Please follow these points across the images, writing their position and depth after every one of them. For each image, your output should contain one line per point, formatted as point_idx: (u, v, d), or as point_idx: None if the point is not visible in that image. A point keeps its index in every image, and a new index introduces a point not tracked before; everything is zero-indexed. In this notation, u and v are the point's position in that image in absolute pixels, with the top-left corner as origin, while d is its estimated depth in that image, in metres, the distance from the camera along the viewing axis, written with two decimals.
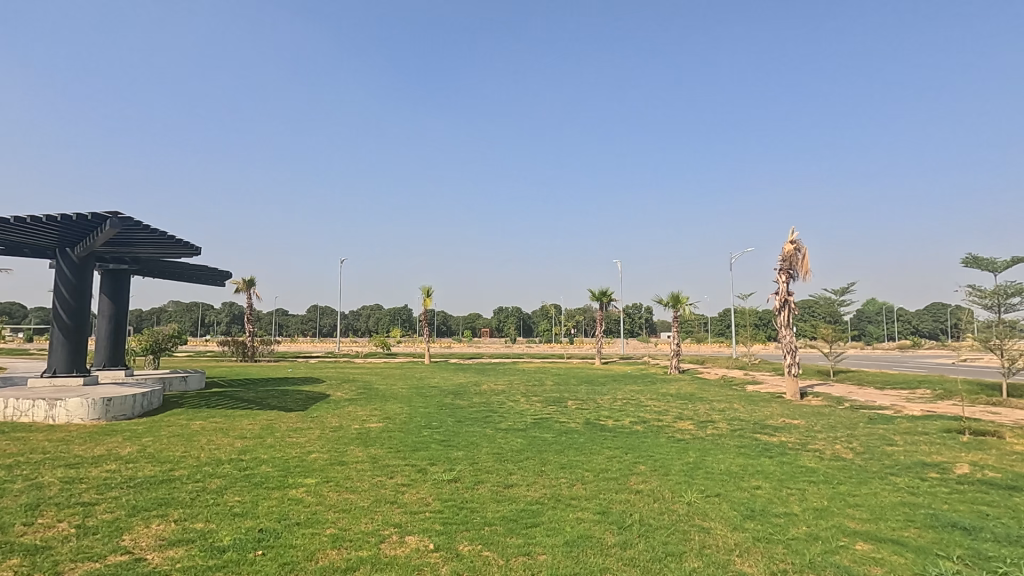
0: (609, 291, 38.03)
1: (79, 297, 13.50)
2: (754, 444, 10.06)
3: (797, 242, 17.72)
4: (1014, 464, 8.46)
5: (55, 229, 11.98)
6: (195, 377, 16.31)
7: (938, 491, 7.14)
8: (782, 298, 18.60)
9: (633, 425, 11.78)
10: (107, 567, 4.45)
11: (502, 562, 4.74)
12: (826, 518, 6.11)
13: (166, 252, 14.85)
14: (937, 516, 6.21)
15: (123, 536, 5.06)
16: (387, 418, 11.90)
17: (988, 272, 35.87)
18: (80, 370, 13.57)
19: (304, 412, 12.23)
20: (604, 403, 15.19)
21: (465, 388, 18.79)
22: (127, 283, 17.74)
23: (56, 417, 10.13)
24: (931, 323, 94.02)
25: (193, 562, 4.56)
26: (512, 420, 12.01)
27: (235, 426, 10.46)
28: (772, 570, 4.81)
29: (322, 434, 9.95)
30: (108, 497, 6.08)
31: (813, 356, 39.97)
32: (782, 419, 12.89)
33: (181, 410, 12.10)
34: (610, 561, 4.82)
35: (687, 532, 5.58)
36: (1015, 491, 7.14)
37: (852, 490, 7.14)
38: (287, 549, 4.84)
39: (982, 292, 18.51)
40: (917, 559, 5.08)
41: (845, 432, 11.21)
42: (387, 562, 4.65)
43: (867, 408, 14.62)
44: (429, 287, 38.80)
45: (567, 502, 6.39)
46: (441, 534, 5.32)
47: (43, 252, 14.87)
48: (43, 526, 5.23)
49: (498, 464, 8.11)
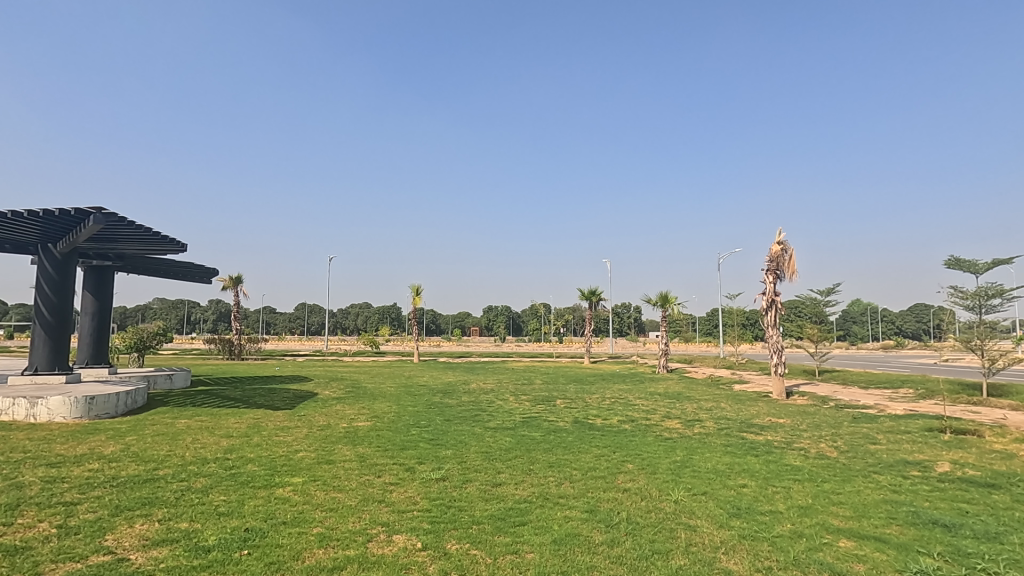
0: (598, 291, 38.19)
1: (62, 294, 13.28)
2: (741, 443, 10.11)
3: (783, 242, 17.89)
4: (993, 463, 8.62)
5: (37, 224, 11.71)
6: (181, 375, 16.11)
7: (919, 489, 7.26)
8: (769, 298, 18.71)
9: (622, 423, 11.84)
10: (88, 566, 4.40)
11: (491, 561, 4.75)
12: (810, 516, 6.18)
13: (152, 249, 14.61)
14: (918, 513, 6.30)
15: (106, 536, 4.99)
16: (375, 417, 11.79)
17: (968, 273, 36.77)
18: (61, 368, 13.31)
19: (291, 412, 12.09)
20: (593, 402, 15.17)
21: (455, 386, 18.75)
22: (110, 279, 17.39)
23: (38, 415, 9.97)
24: (914, 325, 95.85)
25: (177, 562, 4.51)
26: (500, 420, 11.96)
27: (222, 424, 10.35)
28: (757, 567, 4.86)
29: (309, 433, 9.86)
30: (91, 496, 6.00)
31: (799, 356, 40.31)
32: (769, 418, 12.96)
33: (165, 409, 11.91)
34: (597, 559, 4.84)
35: (673, 530, 5.62)
36: (992, 489, 7.29)
37: (836, 488, 7.25)
38: (273, 548, 4.80)
39: (964, 293, 18.82)
40: (899, 556, 5.16)
41: (829, 431, 11.33)
42: (375, 562, 4.63)
43: (850, 408, 14.78)
44: (418, 286, 38.61)
45: (555, 501, 6.41)
46: (429, 533, 5.30)
47: (26, 248, 14.65)
48: (23, 526, 5.15)
49: (487, 463, 8.10)
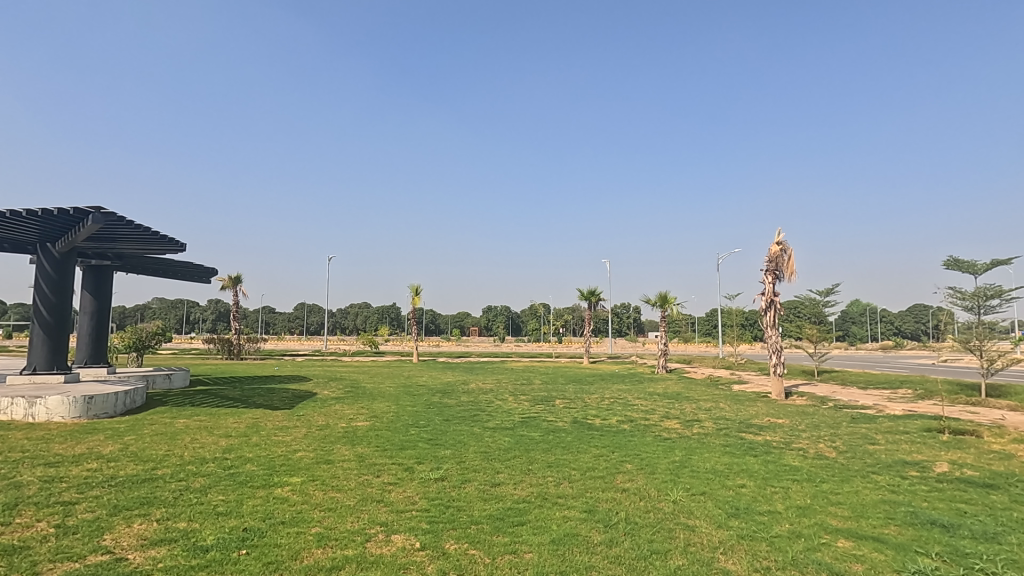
0: (598, 291, 38.20)
1: (61, 294, 13.26)
2: (740, 443, 10.13)
3: (782, 243, 17.89)
4: (992, 464, 8.62)
5: (37, 224, 11.72)
6: (179, 375, 16.08)
7: (917, 489, 7.27)
8: (769, 298, 18.71)
9: (621, 423, 11.85)
10: (85, 566, 4.39)
11: (489, 561, 4.75)
12: (808, 516, 6.18)
13: (152, 249, 14.61)
14: (917, 514, 6.30)
15: (104, 536, 4.98)
16: (374, 417, 11.78)
17: (967, 274, 36.80)
18: (61, 368, 13.30)
19: (290, 412, 12.07)
20: (592, 402, 15.15)
21: (454, 387, 18.71)
22: (110, 278, 17.38)
23: (36, 415, 9.95)
24: (914, 325, 95.81)
25: (175, 562, 4.50)
26: (499, 419, 11.95)
27: (221, 424, 10.33)
28: (756, 567, 4.86)
29: (308, 433, 9.85)
30: (90, 496, 5.99)
31: (799, 356, 40.34)
32: (768, 418, 12.99)
33: (164, 409, 11.89)
34: (596, 559, 4.84)
35: (672, 530, 5.62)
36: (991, 489, 7.28)
37: (835, 488, 7.25)
38: (271, 548, 4.80)
39: (963, 294, 18.82)
40: (897, 556, 5.17)
41: (828, 431, 11.34)
42: (373, 562, 4.62)
43: (849, 408, 14.84)
44: (418, 286, 38.60)
45: (555, 501, 6.41)
46: (427, 533, 5.30)
47: (25, 248, 14.65)
48: (20, 526, 5.14)
49: (486, 463, 8.10)
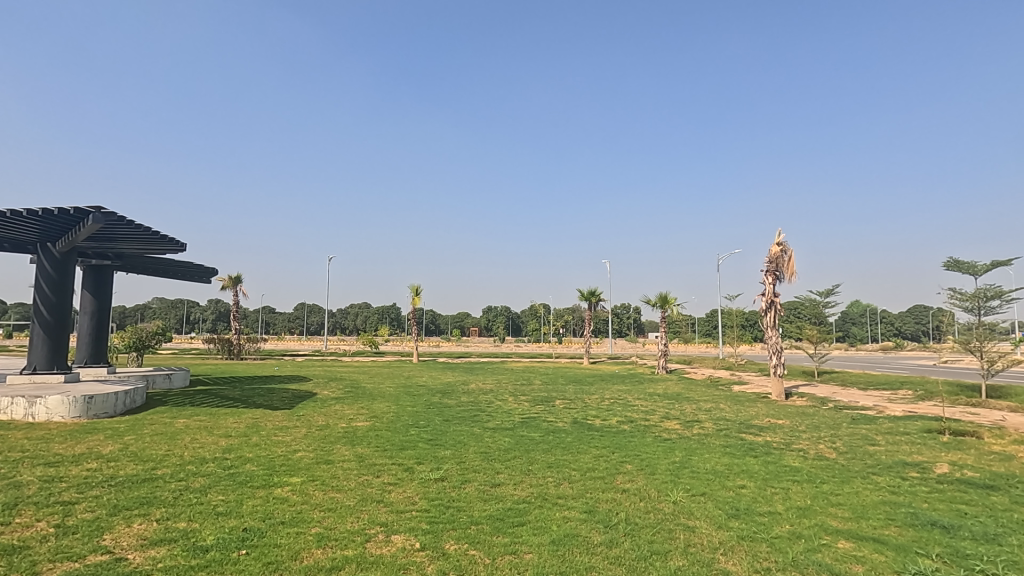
0: (597, 291, 38.23)
1: (61, 293, 13.25)
2: (739, 443, 10.15)
3: (782, 244, 17.89)
4: (992, 465, 8.61)
5: (36, 223, 11.73)
6: (179, 375, 16.07)
7: (918, 490, 7.26)
8: (769, 298, 18.71)
9: (621, 424, 11.88)
10: (85, 567, 4.38)
11: (489, 561, 4.74)
12: (809, 517, 6.18)
13: (152, 249, 14.61)
14: (917, 515, 6.30)
15: (104, 536, 4.98)
16: (374, 417, 11.79)
17: (967, 274, 36.76)
18: (60, 368, 13.29)
19: (290, 412, 12.05)
20: (592, 402, 15.18)
21: (454, 387, 18.72)
22: (110, 278, 17.37)
23: (36, 414, 9.95)
24: (914, 325, 95.90)
25: (174, 562, 4.50)
26: (499, 420, 11.96)
27: (221, 424, 10.33)
28: (756, 568, 4.86)
29: (308, 433, 9.85)
30: (89, 496, 5.99)
31: (798, 357, 40.44)
32: (768, 418, 13.03)
33: (164, 409, 11.89)
34: (596, 560, 4.84)
35: (672, 531, 5.62)
36: (991, 490, 7.28)
37: (834, 489, 7.24)
38: (271, 548, 4.79)
39: (963, 295, 18.82)
40: (898, 557, 5.17)
41: (828, 431, 11.35)
42: (373, 562, 4.62)
43: (850, 409, 14.87)
44: (418, 286, 38.67)
45: (555, 501, 6.42)
46: (427, 534, 5.29)
47: (26, 248, 14.66)
48: (20, 526, 5.13)
49: (486, 463, 8.11)
